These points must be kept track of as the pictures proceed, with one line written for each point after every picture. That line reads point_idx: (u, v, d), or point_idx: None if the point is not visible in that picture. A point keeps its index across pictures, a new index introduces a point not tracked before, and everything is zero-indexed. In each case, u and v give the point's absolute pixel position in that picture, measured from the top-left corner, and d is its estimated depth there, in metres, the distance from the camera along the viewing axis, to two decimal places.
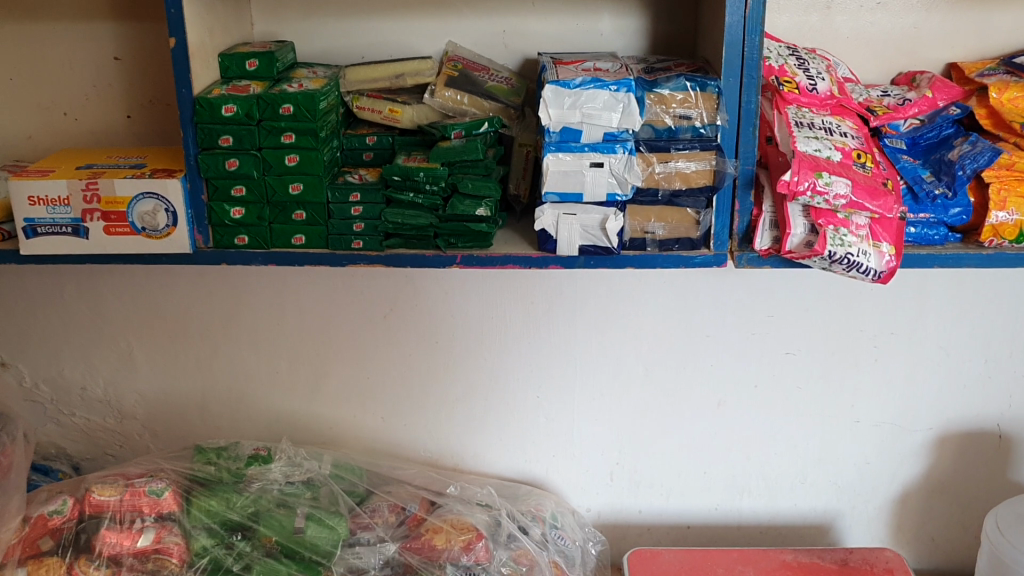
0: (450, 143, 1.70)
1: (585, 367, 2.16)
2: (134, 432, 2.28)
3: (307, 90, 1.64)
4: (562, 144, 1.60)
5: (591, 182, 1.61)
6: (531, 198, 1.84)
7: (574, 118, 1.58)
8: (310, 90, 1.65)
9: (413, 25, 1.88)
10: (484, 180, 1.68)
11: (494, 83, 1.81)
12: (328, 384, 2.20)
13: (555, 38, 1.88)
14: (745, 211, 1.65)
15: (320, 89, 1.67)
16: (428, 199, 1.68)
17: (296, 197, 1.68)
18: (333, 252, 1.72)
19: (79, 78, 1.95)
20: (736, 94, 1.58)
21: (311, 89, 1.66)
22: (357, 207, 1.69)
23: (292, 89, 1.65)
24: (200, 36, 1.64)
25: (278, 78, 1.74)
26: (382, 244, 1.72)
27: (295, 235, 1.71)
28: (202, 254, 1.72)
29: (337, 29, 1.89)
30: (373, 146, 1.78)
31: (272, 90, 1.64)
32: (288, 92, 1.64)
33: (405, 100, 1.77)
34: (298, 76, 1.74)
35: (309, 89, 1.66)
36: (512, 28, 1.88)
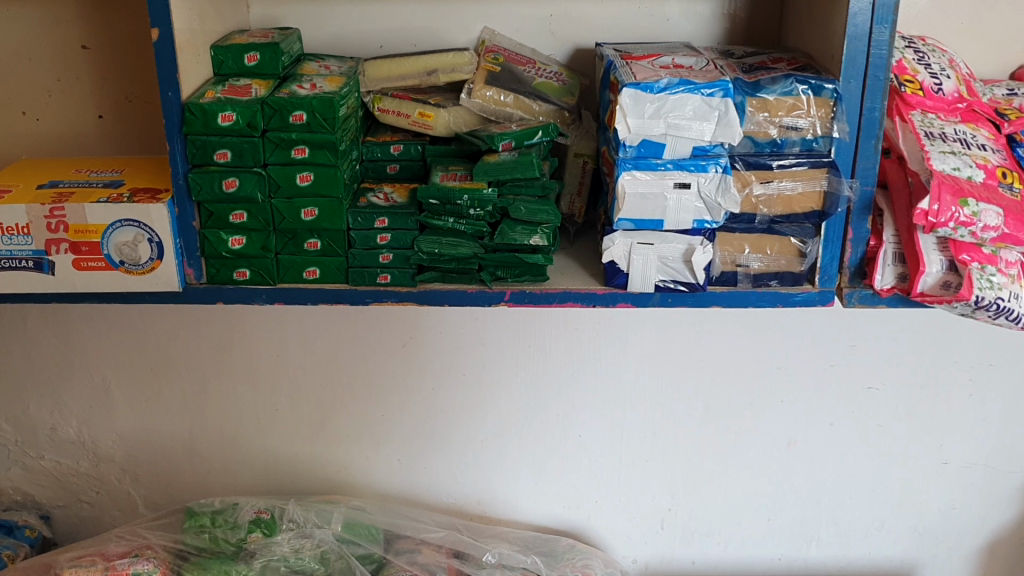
0: (499, 157, 1.38)
1: (637, 404, 1.86)
2: (111, 478, 1.95)
3: (323, 93, 1.33)
4: (641, 161, 1.30)
5: (675, 208, 1.32)
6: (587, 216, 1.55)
7: (658, 128, 1.27)
8: (326, 92, 1.35)
9: (442, 8, 1.57)
10: (540, 202, 1.36)
11: (543, 79, 1.52)
12: (336, 423, 1.88)
13: (614, 23, 1.57)
14: (860, 240, 1.34)
15: (338, 91, 1.36)
16: (471, 225, 1.37)
17: (309, 223, 1.37)
18: (354, 288, 1.41)
19: (38, 66, 1.61)
20: (856, 100, 1.28)
21: (326, 91, 1.35)
22: (385, 234, 1.38)
23: (304, 92, 1.34)
24: (188, 25, 1.33)
25: (285, 76, 1.43)
26: (414, 278, 1.41)
27: (307, 268, 1.41)
28: (194, 292, 1.41)
29: (351, 12, 1.58)
30: (399, 156, 1.48)
31: (280, 93, 1.33)
32: (299, 95, 1.32)
33: (439, 102, 1.46)
34: (309, 75, 1.43)
35: (325, 91, 1.35)
36: (562, 11, 1.56)
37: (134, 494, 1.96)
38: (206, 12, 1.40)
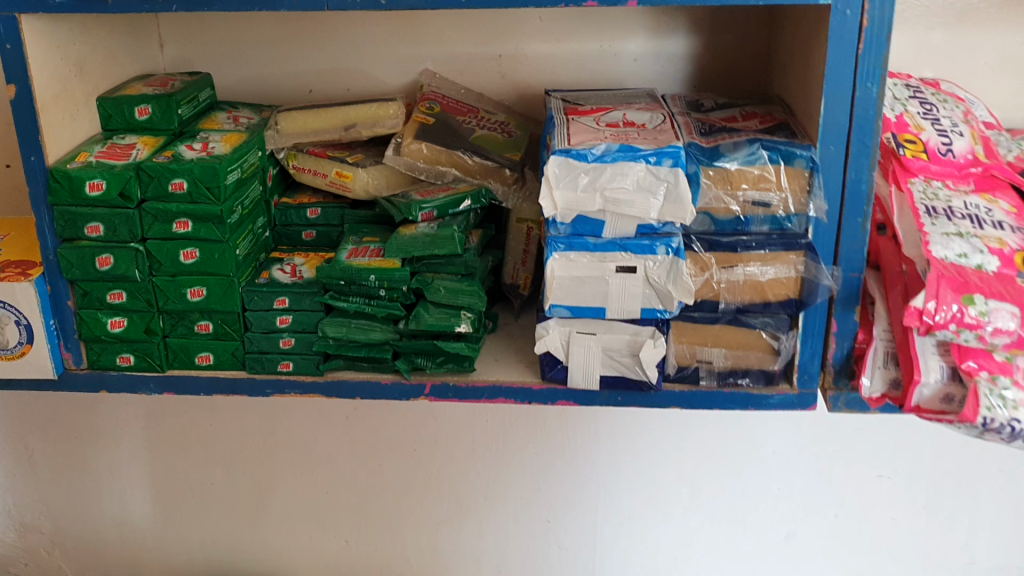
0: (416, 230, 1.18)
1: (611, 489, 1.65)
2: (40, 550, 1.80)
3: (210, 156, 1.15)
4: (576, 240, 1.09)
5: (619, 295, 1.10)
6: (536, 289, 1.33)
7: (594, 204, 1.06)
8: (214, 153, 1.16)
9: (377, 50, 1.39)
10: (463, 282, 1.16)
11: (484, 131, 1.32)
12: (276, 498, 1.72)
13: (570, 64, 1.37)
14: (845, 335, 1.11)
15: (231, 151, 1.17)
16: (381, 307, 1.17)
17: (197, 304, 1.18)
18: (252, 377, 1.22)
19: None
20: (838, 170, 1.05)
21: (217, 152, 1.16)
22: (285, 315, 1.19)
23: (189, 154, 1.16)
24: (60, 77, 1.15)
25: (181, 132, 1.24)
26: (319, 366, 1.21)
27: (199, 353, 1.22)
28: (72, 379, 1.24)
29: (274, 53, 1.40)
30: (317, 221, 1.29)
31: (160, 156, 1.15)
32: (181, 158, 1.14)
33: (359, 160, 1.27)
34: (208, 130, 1.24)
35: (215, 152, 1.16)
36: (511, 51, 1.37)
37: (65, 568, 1.81)
38: (91, 59, 1.23)
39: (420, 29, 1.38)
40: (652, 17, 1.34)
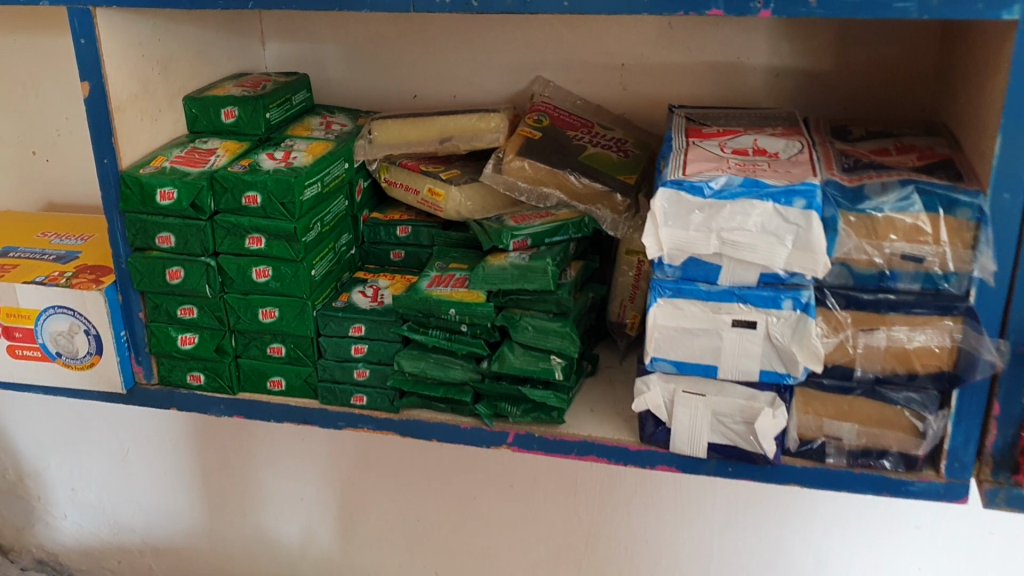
0: (505, 259, 1.04)
1: (724, 549, 1.48)
2: (134, 549, 1.77)
3: (288, 168, 1.05)
4: (685, 286, 0.93)
5: (733, 352, 0.94)
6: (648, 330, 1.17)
7: (707, 245, 0.90)
8: (293, 165, 1.06)
9: (487, 55, 1.28)
10: (554, 322, 1.02)
11: (597, 149, 1.18)
12: (366, 521, 1.63)
13: (699, 76, 1.22)
14: (1010, 421, 0.91)
15: (312, 163, 1.07)
16: (462, 344, 1.04)
17: (268, 326, 1.09)
18: (323, 408, 1.11)
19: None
20: (1012, 223, 0.85)
21: (296, 163, 1.06)
22: (360, 343, 1.09)
23: (268, 164, 1.06)
24: (141, 76, 1.08)
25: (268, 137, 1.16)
26: (394, 403, 1.09)
27: (270, 378, 1.13)
28: (142, 394, 1.16)
29: (378, 55, 1.31)
30: (407, 241, 1.19)
31: (237, 166, 1.06)
32: (258, 170, 1.05)
33: (452, 177, 1.16)
34: (295, 137, 1.14)
35: (295, 163, 1.06)
36: (634, 59, 1.23)
37: (156, 569, 1.78)
38: (178, 58, 1.16)
39: (534, 32, 1.25)
40: (798, 28, 1.16)
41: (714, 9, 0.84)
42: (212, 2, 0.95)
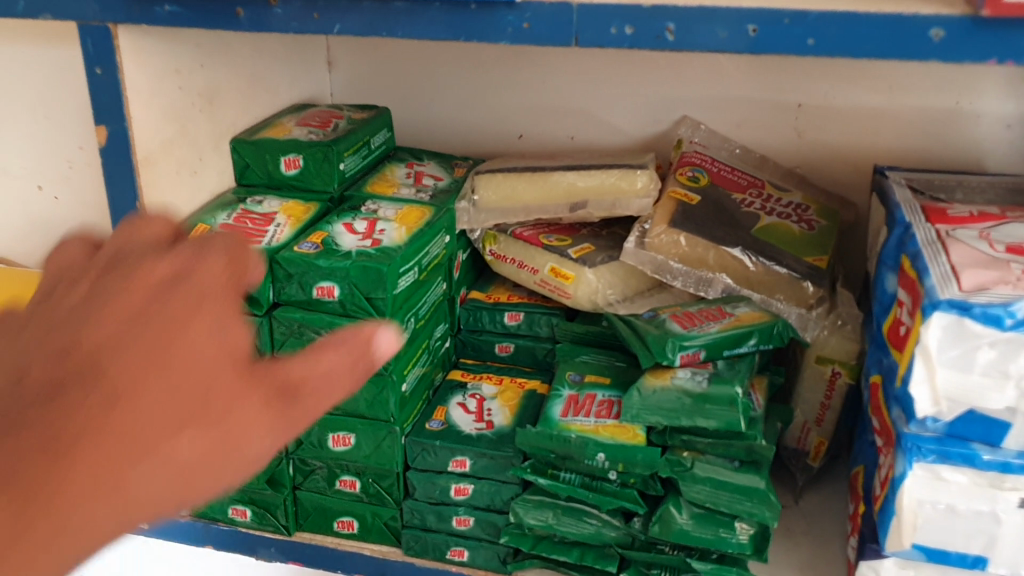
0: (672, 382, 0.76)
1: None
2: None
3: (376, 250, 0.76)
4: (955, 450, 0.64)
5: (1018, 543, 0.65)
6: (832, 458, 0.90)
7: (1000, 396, 0.61)
8: (383, 245, 0.77)
9: (620, 92, 1.00)
10: (741, 474, 0.74)
11: (773, 219, 0.91)
12: None
13: (903, 123, 0.93)
14: None
15: (407, 241, 0.78)
16: (604, 499, 0.76)
17: (339, 455, 0.81)
18: (408, 562, 0.84)
19: None
20: None
21: (386, 242, 0.77)
22: (464, 483, 0.81)
23: (347, 242, 0.77)
24: (176, 116, 0.80)
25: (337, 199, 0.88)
26: (506, 563, 0.82)
27: (339, 518, 0.86)
28: (170, 528, 0.89)
29: (478, 86, 1.04)
30: (518, 330, 0.91)
31: (303, 244, 0.77)
32: (334, 251, 0.76)
33: (584, 256, 0.88)
34: (375, 200, 0.87)
35: (384, 241, 0.78)
36: (816, 98, 0.95)
37: None
38: (223, 87, 0.88)
39: (683, 60, 0.97)
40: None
41: None
42: (284, 25, 0.67)
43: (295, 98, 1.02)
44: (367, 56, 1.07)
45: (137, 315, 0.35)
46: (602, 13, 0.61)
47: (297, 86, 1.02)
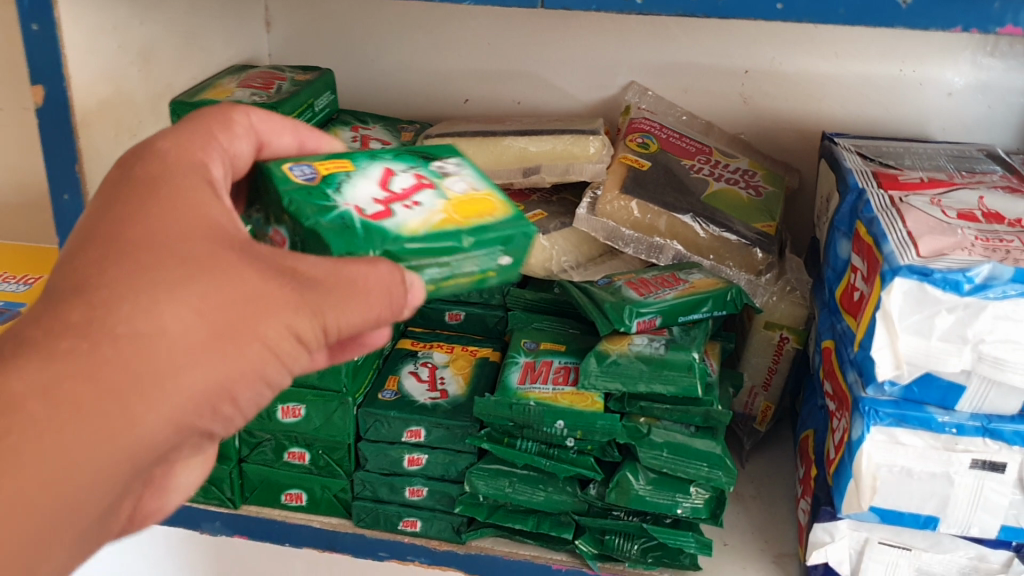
0: (630, 350, 0.75)
1: None
2: None
3: (357, 228, 0.48)
4: (912, 413, 0.65)
5: (968, 503, 0.67)
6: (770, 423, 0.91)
7: (958, 360, 0.62)
8: (375, 221, 0.50)
9: (568, 56, 0.99)
10: (698, 439, 0.75)
11: (722, 184, 0.92)
12: None
13: (848, 89, 0.94)
14: None
15: (411, 243, 0.48)
16: (560, 467, 0.76)
17: (289, 427, 0.80)
18: (359, 533, 0.83)
19: None
20: None
21: (380, 222, 0.49)
22: (417, 454, 0.80)
23: (355, 198, 0.52)
24: (114, 74, 0.77)
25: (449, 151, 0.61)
26: (460, 532, 0.82)
27: (287, 490, 0.84)
28: None
29: (423, 49, 1.02)
30: (470, 296, 0.89)
31: (293, 166, 0.54)
32: (295, 188, 0.51)
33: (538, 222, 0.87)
34: (467, 161, 0.59)
35: (377, 220, 0.50)
36: (763, 65, 0.95)
37: None
38: (161, 45, 0.84)
39: (632, 24, 0.96)
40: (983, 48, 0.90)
41: (1010, 26, 0.56)
42: None
43: (232, 56, 0.98)
44: (307, 14, 1.03)
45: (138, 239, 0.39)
46: None
47: (234, 43, 0.98)
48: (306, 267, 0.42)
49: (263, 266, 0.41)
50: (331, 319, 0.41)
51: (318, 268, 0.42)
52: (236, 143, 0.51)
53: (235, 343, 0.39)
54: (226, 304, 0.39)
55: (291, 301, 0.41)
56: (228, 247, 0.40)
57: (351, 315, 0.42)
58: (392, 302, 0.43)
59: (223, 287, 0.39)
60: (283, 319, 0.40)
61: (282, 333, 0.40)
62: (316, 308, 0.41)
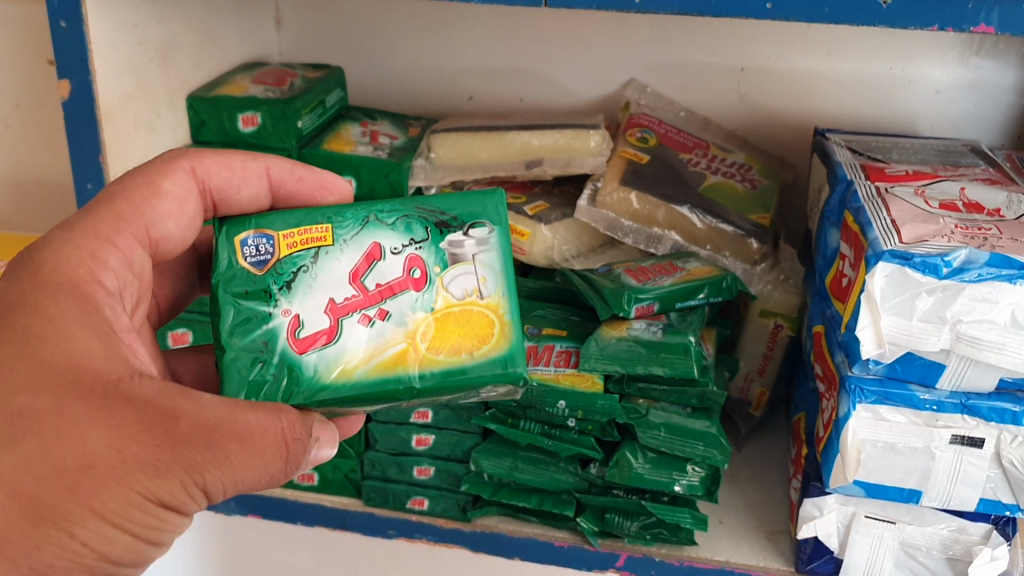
0: (628, 333, 0.79)
1: None
2: None
3: (274, 364, 0.54)
4: (895, 391, 0.69)
5: (949, 477, 0.70)
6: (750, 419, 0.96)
7: (937, 339, 0.65)
8: (304, 355, 0.54)
9: (569, 55, 1.03)
10: (694, 420, 0.79)
11: (718, 177, 0.95)
12: None
13: (840, 87, 0.98)
14: None
15: (343, 387, 0.53)
16: (562, 446, 0.80)
17: None
18: (369, 511, 0.87)
19: None
20: None
21: (314, 357, 0.54)
22: (424, 434, 0.84)
23: (305, 303, 0.55)
24: (136, 71, 0.80)
25: (477, 210, 0.58)
26: (466, 510, 0.85)
27: (299, 471, 0.88)
28: None
29: (430, 48, 1.06)
30: None
31: (249, 236, 0.57)
32: (234, 283, 0.55)
33: (541, 212, 0.91)
34: (497, 235, 0.58)
35: (312, 352, 0.54)
36: (758, 63, 0.98)
37: None
38: (179, 44, 0.88)
39: (631, 24, 0.99)
40: (969, 48, 0.93)
41: (983, 25, 0.60)
42: None
43: (245, 54, 1.02)
44: (317, 14, 1.06)
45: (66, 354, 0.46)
46: None
47: (247, 43, 1.02)
48: (189, 414, 0.45)
49: (135, 414, 0.44)
50: (210, 477, 0.46)
51: (209, 415, 0.46)
52: (132, 252, 0.55)
53: (67, 500, 0.43)
54: (65, 456, 0.43)
55: (161, 460, 0.44)
56: (80, 392, 0.44)
57: (241, 472, 0.47)
58: (287, 458, 0.49)
59: (77, 440, 0.43)
60: (144, 477, 0.44)
61: (140, 491, 0.44)
62: (187, 467, 0.45)
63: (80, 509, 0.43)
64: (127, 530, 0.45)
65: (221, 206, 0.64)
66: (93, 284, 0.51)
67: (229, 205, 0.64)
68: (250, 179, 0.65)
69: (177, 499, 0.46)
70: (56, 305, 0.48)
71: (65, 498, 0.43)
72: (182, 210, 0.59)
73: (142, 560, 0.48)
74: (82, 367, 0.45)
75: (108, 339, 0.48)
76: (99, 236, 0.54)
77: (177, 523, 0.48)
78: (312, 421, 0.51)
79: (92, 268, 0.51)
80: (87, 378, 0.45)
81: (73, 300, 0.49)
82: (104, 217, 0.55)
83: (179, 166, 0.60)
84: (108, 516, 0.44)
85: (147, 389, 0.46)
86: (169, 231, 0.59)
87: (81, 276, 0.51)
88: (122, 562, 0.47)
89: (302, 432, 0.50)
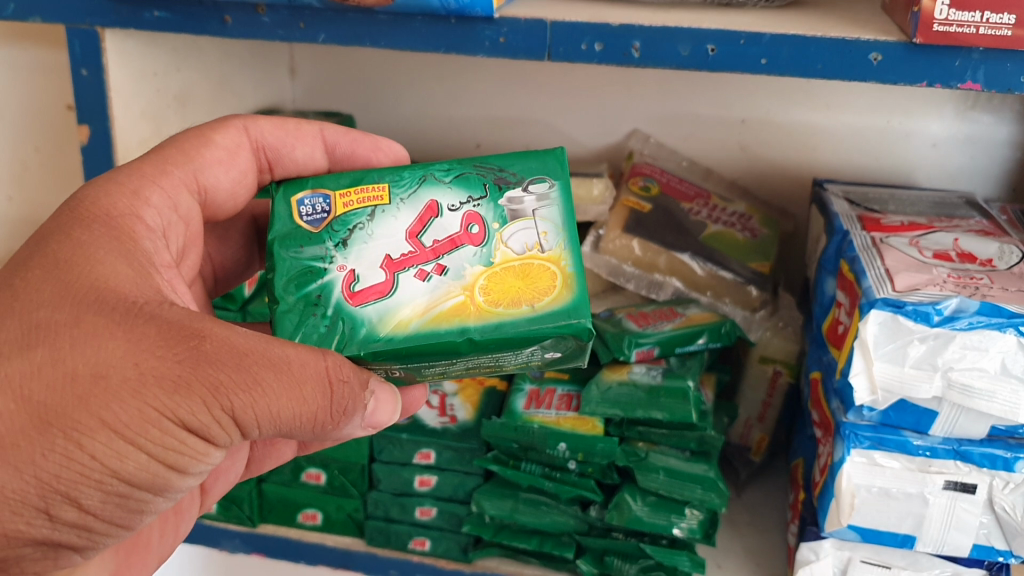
0: (630, 376, 0.81)
1: None
2: None
3: (327, 315, 0.54)
4: (888, 436, 0.70)
5: (941, 524, 0.71)
6: (755, 461, 0.96)
7: (929, 386, 0.67)
8: (359, 307, 0.54)
9: (574, 106, 1.05)
10: (693, 464, 0.80)
11: (719, 227, 0.97)
12: None
13: (839, 140, 1.00)
14: None
15: (398, 338, 0.52)
16: (561, 488, 0.82)
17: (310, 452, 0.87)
18: (372, 551, 0.88)
19: None
20: None
21: (370, 308, 0.54)
22: (427, 475, 0.86)
23: (362, 258, 0.56)
24: (154, 117, 0.83)
25: (539, 168, 0.59)
26: (467, 551, 0.86)
27: (304, 510, 0.90)
28: None
29: (439, 98, 1.09)
30: None
31: (305, 197, 0.59)
32: (290, 240, 0.57)
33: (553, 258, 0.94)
34: (557, 189, 0.58)
35: (368, 305, 0.54)
36: (759, 114, 1.01)
37: None
38: (196, 91, 0.90)
39: (635, 77, 1.02)
40: (964, 105, 0.96)
41: (970, 82, 0.62)
42: (270, 33, 0.70)
43: (259, 100, 1.05)
44: (329, 65, 1.10)
45: (79, 284, 0.47)
46: (575, 30, 0.66)
47: (261, 90, 1.05)
48: (216, 336, 0.46)
49: (158, 331, 0.45)
50: (237, 402, 0.46)
51: (243, 343, 0.46)
52: (178, 194, 0.59)
53: (77, 409, 0.43)
54: (78, 365, 0.44)
55: (183, 376, 0.45)
56: (101, 310, 0.46)
57: (274, 401, 0.46)
58: (331, 400, 0.48)
59: (94, 349, 0.44)
60: (162, 394, 0.44)
61: (157, 408, 0.44)
62: (211, 387, 0.45)
63: (90, 419, 0.44)
64: (143, 446, 0.45)
65: (276, 165, 0.67)
66: (131, 218, 0.54)
67: (283, 163, 0.67)
68: (304, 138, 0.67)
69: (201, 423, 0.45)
70: (88, 232, 0.50)
71: (83, 427, 0.43)
72: (231, 159, 0.64)
73: (167, 492, 0.48)
74: (105, 289, 0.47)
75: (139, 270, 0.50)
76: (145, 176, 0.57)
77: (206, 449, 0.47)
78: (368, 376, 0.50)
79: (133, 204, 0.55)
80: (109, 298, 0.46)
81: (105, 230, 0.51)
82: (150, 165, 0.59)
83: (232, 124, 0.64)
84: (124, 430, 0.44)
85: (176, 313, 0.47)
86: (218, 179, 0.63)
87: (119, 210, 0.54)
88: (141, 488, 0.47)
89: (351, 376, 0.49)
